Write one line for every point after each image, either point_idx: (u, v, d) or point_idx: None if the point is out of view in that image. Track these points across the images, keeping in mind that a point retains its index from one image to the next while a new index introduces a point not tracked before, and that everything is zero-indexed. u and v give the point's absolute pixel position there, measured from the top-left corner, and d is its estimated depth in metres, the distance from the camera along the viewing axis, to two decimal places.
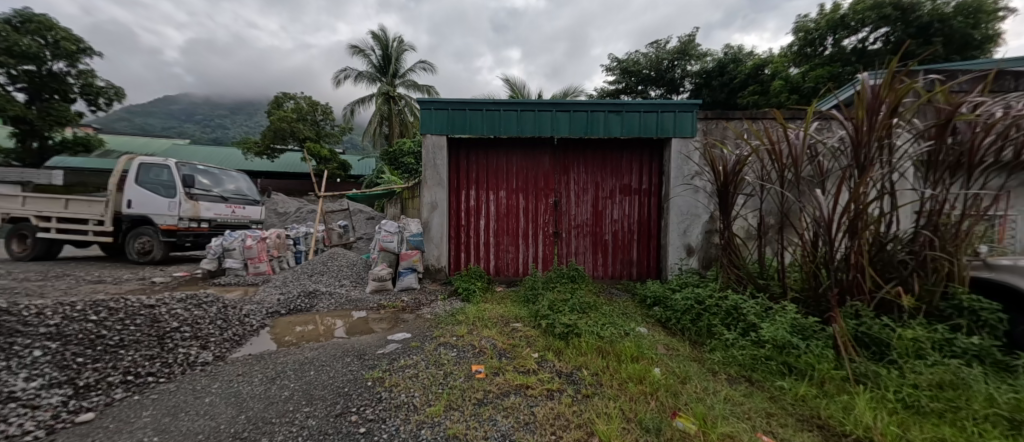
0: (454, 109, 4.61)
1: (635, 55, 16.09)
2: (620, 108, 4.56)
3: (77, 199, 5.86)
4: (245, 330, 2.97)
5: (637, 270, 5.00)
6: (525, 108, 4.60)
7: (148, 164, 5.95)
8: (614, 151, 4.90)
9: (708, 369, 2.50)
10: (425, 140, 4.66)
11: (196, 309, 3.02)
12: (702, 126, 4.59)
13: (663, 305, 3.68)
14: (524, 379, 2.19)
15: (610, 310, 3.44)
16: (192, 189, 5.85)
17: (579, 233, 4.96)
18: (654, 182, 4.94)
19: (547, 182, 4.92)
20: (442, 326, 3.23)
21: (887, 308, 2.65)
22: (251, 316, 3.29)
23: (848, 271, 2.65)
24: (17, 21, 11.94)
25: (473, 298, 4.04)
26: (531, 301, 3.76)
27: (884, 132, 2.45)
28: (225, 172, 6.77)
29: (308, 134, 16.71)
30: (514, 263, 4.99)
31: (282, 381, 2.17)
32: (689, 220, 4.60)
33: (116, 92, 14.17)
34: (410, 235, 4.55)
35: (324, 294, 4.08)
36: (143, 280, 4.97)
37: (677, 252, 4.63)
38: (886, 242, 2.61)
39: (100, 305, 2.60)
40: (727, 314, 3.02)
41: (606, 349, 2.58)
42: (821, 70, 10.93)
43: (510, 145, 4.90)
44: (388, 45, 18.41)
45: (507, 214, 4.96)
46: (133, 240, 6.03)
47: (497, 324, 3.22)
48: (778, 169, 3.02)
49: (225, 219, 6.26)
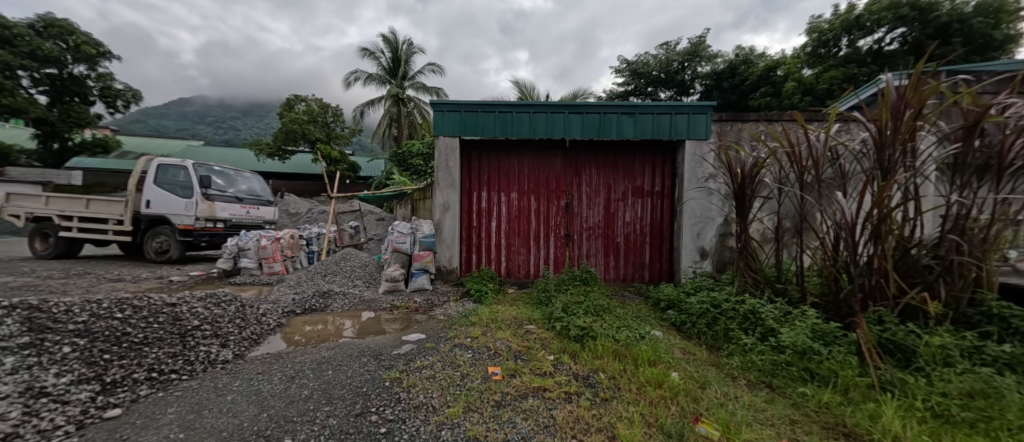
0: (467, 111, 4.63)
1: (644, 57, 16.03)
2: (633, 109, 4.53)
3: (98, 199, 6.01)
4: (262, 329, 2.99)
5: (648, 273, 4.95)
6: (537, 110, 4.60)
7: (165, 165, 6.06)
8: (625, 153, 4.88)
9: (727, 374, 2.47)
10: (437, 142, 4.69)
11: (215, 307, 3.01)
12: (716, 128, 4.54)
13: (677, 309, 3.64)
14: (540, 381, 2.18)
15: (623, 313, 3.42)
16: (208, 190, 5.96)
17: (591, 236, 4.94)
18: (666, 184, 4.90)
19: (558, 185, 4.92)
20: (454, 328, 3.24)
21: (912, 314, 2.58)
22: (267, 315, 3.32)
23: (871, 276, 2.59)
24: (40, 26, 12.41)
25: (485, 300, 4.04)
26: (543, 303, 3.75)
27: (910, 134, 2.42)
28: (239, 173, 6.88)
29: (318, 136, 16.95)
30: (524, 264, 4.99)
31: (301, 381, 2.19)
32: (703, 223, 4.55)
33: (133, 95, 14.57)
34: (423, 236, 4.55)
35: (337, 294, 4.11)
36: (160, 279, 5.05)
37: (690, 255, 4.58)
38: (910, 246, 2.55)
39: (124, 303, 2.62)
40: (743, 318, 2.99)
41: (622, 352, 2.55)
42: (836, 71, 10.82)
43: (522, 147, 4.92)
44: (398, 48, 18.64)
45: (518, 216, 4.97)
46: (150, 239, 6.12)
47: (509, 325, 3.21)
48: (797, 171, 2.97)
49: (240, 219, 6.35)
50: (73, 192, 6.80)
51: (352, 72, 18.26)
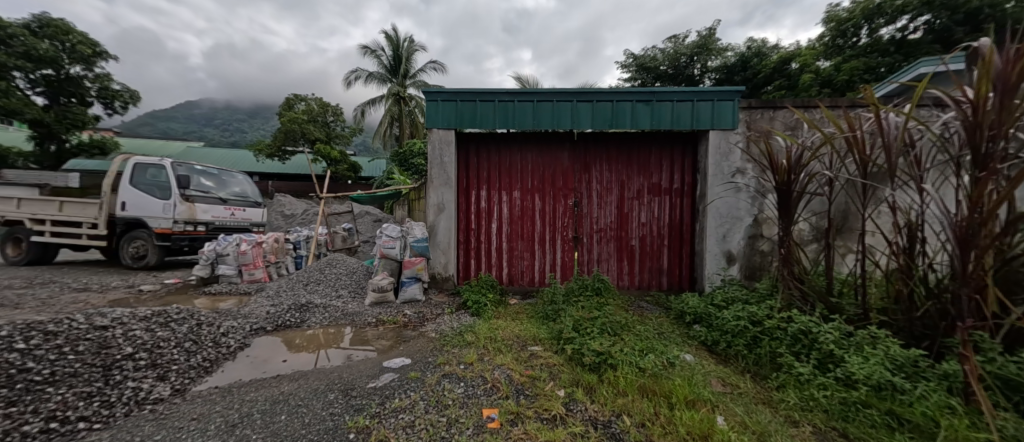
0: (463, 101, 4.14)
1: (651, 51, 15.46)
2: (649, 96, 4.02)
3: (71, 201, 5.62)
4: (216, 355, 2.52)
5: (667, 280, 4.44)
6: (541, 98, 4.10)
7: (143, 164, 5.68)
8: (641, 146, 4.38)
9: (784, 418, 1.96)
10: (430, 136, 4.22)
11: (159, 329, 2.51)
12: (745, 116, 4.00)
13: (706, 324, 3.12)
14: (549, 433, 1.70)
15: (644, 331, 2.92)
16: (187, 190, 5.55)
17: (602, 239, 4.44)
18: (686, 181, 4.38)
19: (565, 182, 4.42)
20: (447, 349, 2.76)
21: (1018, 339, 2.04)
22: (229, 334, 2.84)
23: (963, 292, 2.04)
24: (35, 26, 12.16)
25: (483, 313, 3.54)
26: (550, 318, 3.25)
27: (1022, 112, 1.86)
28: (225, 173, 6.48)
29: (317, 136, 16.60)
30: (529, 271, 4.50)
31: (243, 431, 1.72)
32: (730, 224, 4.03)
33: (131, 95, 14.34)
34: (415, 241, 4.06)
35: (317, 306, 3.64)
36: (130, 288, 4.63)
37: (715, 260, 4.06)
38: (1016, 255, 1.99)
39: (34, 329, 2.11)
40: (793, 340, 2.49)
41: (650, 388, 2.04)
42: (856, 62, 10.26)
43: (524, 141, 4.44)
44: (399, 45, 18.23)
45: (521, 217, 4.47)
46: (126, 244, 5.70)
47: (511, 347, 2.72)
48: (858, 163, 2.42)
49: (224, 222, 5.93)
50: (67, 193, 5.97)
51: (353, 70, 17.89)
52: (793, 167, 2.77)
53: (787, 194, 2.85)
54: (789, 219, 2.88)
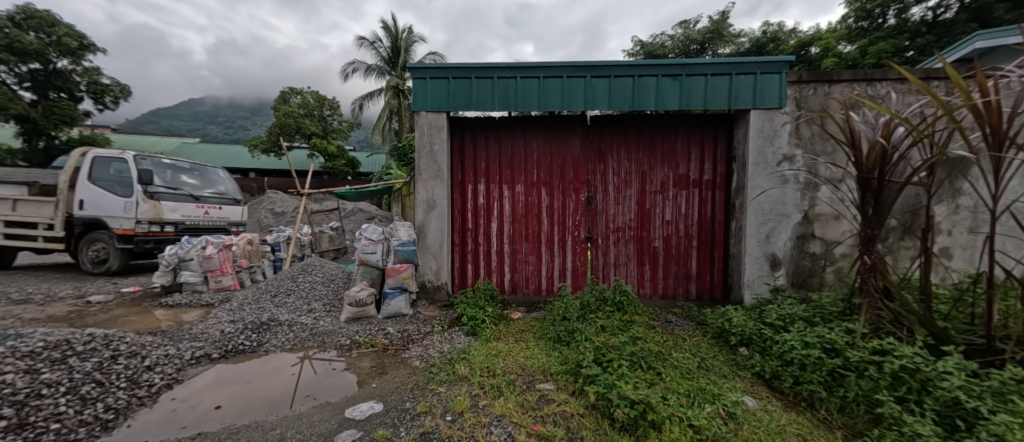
0: (456, 78, 3.49)
1: (660, 38, 14.62)
2: (679, 70, 3.36)
3: (25, 200, 5.06)
4: (125, 399, 1.94)
5: (695, 287, 3.80)
6: (548, 73, 3.44)
7: (104, 159, 5.12)
8: (665, 131, 3.72)
9: None
10: (418, 120, 3.58)
11: (48, 368, 1.96)
12: (795, 92, 3.31)
13: (758, 349, 2.48)
14: None
15: (681, 360, 2.30)
16: (152, 186, 4.96)
17: (620, 240, 3.80)
18: (718, 171, 3.72)
19: (576, 173, 3.78)
20: (431, 386, 2.16)
21: None
22: (155, 367, 2.27)
23: None
24: (19, 17, 11.45)
25: (480, 332, 2.93)
26: (563, 341, 2.65)
27: None
28: (202, 169, 5.88)
29: (313, 130, 16.02)
30: (534, 277, 3.87)
31: None
32: (775, 222, 3.37)
33: (121, 90, 13.78)
34: (399, 245, 3.45)
35: (281, 325, 3.04)
36: (79, 298, 4.05)
37: (756, 265, 3.41)
38: None
39: None
40: (894, 381, 1.84)
41: None
42: (884, 43, 9.44)
43: (529, 125, 3.79)
44: (397, 36, 17.54)
45: (525, 215, 3.84)
46: (87, 247, 5.15)
47: (514, 385, 2.11)
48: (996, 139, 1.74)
49: (197, 221, 5.30)
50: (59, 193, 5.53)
51: (349, 62, 17.21)
52: (888, 148, 2.08)
53: (876, 184, 2.17)
54: (875, 216, 2.21)
